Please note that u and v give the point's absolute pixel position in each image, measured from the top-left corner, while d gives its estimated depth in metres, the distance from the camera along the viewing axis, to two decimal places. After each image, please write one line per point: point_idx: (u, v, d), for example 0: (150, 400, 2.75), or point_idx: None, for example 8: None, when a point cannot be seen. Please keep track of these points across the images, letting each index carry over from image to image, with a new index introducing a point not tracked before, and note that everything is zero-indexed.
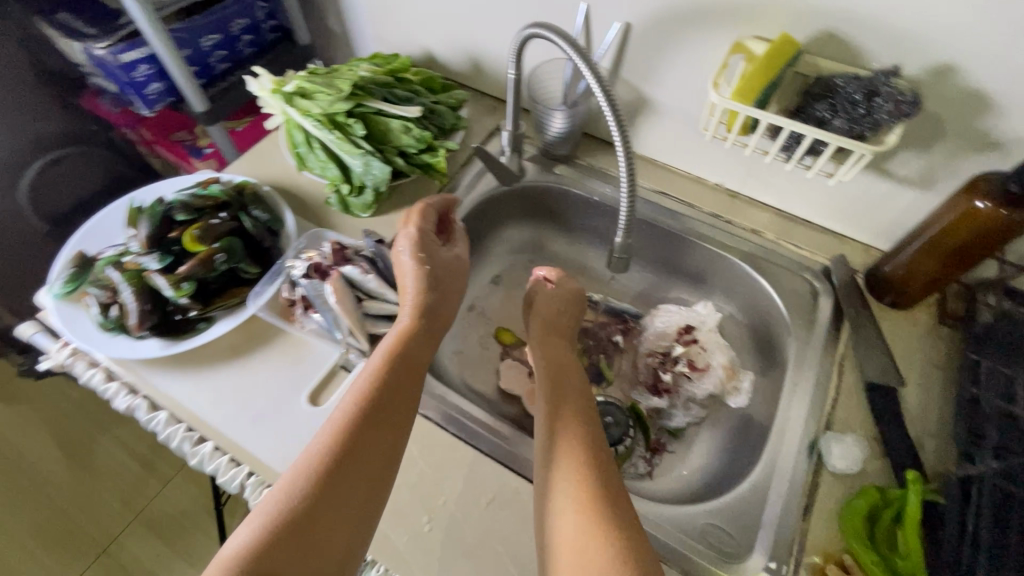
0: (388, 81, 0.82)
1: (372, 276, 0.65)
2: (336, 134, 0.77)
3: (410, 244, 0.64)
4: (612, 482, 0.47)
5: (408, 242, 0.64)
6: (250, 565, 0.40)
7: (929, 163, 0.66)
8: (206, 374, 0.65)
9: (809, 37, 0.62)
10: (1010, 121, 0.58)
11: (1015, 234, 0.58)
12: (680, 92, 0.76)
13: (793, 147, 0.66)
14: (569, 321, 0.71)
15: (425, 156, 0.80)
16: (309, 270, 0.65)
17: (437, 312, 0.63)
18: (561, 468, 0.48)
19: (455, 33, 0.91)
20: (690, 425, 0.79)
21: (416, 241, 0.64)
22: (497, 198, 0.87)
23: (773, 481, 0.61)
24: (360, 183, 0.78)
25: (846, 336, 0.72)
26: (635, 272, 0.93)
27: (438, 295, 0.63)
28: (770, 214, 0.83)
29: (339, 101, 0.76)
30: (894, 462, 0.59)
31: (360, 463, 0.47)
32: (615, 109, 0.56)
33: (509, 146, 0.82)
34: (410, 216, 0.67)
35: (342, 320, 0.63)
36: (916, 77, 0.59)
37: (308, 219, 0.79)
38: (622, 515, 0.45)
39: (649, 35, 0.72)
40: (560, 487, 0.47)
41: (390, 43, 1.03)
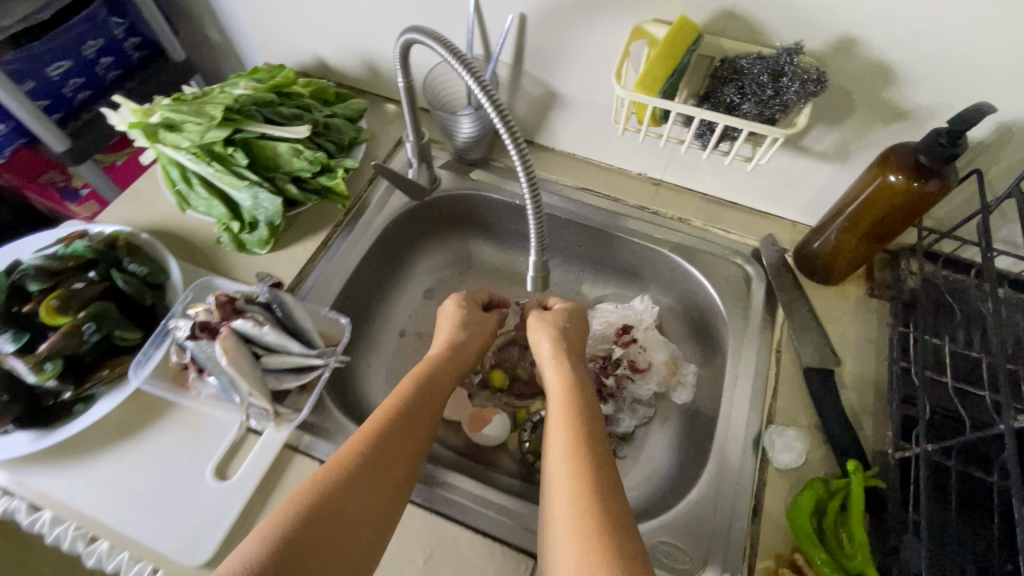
0: (270, 99, 0.73)
1: (268, 327, 0.58)
2: (215, 167, 0.68)
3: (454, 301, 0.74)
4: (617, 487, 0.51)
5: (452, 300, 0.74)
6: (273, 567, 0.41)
7: (842, 137, 0.64)
8: (93, 463, 0.56)
9: (709, 17, 0.59)
10: (914, 90, 0.56)
11: (930, 204, 0.57)
12: (589, 83, 0.72)
13: (706, 134, 0.62)
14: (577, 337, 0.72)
15: (322, 179, 0.72)
16: (195, 331, 0.58)
17: (465, 353, 0.69)
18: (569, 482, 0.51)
19: (345, 36, 0.83)
20: (639, 427, 0.77)
21: (460, 300, 0.74)
22: (412, 213, 0.81)
23: (721, 484, 0.60)
24: (252, 218, 0.70)
25: (781, 320, 0.70)
26: (569, 272, 0.89)
27: (468, 338, 0.70)
28: (695, 199, 0.81)
29: (213, 128, 0.67)
30: (836, 450, 0.58)
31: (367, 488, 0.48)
32: (503, 119, 0.50)
33: (416, 157, 0.74)
34: (471, 292, 0.77)
35: (238, 383, 0.55)
36: (819, 52, 0.57)
37: (199, 265, 0.71)
38: (623, 535, 0.46)
39: (547, 26, 0.67)
40: (565, 514, 0.48)
41: (278, 53, 0.93)
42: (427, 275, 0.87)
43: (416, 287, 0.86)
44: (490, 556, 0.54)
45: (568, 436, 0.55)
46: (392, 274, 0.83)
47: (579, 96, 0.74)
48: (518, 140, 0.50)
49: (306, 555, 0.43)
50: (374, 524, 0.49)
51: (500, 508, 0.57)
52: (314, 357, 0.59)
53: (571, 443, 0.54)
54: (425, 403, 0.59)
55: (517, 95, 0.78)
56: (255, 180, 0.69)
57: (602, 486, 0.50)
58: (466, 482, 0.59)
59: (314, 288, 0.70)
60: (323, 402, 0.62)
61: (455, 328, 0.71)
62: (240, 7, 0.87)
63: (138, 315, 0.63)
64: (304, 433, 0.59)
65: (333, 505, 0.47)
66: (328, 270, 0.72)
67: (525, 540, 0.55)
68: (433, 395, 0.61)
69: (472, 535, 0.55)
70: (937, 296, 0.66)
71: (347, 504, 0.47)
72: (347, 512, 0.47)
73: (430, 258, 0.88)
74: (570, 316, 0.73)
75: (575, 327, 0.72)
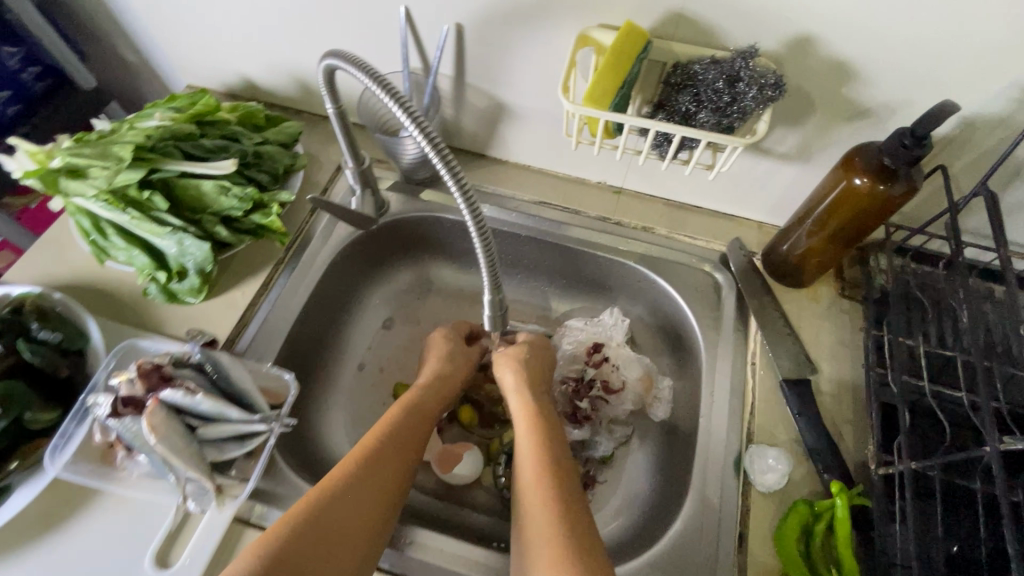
0: (189, 132, 0.66)
1: (201, 395, 0.52)
2: (132, 213, 0.61)
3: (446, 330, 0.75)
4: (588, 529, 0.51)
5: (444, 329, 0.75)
6: None
7: (803, 138, 0.61)
8: (14, 566, 0.50)
9: (657, 20, 0.54)
10: (874, 88, 0.54)
11: (897, 206, 0.55)
12: (538, 93, 0.67)
13: (664, 145, 0.59)
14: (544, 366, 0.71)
15: (255, 217, 0.66)
16: (117, 407, 0.51)
17: (450, 383, 0.69)
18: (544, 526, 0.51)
19: (271, 54, 0.76)
20: (618, 448, 0.74)
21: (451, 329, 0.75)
22: (361, 242, 0.75)
23: (705, 512, 0.57)
24: (180, 266, 0.63)
25: (754, 329, 0.68)
26: (535, 288, 0.85)
27: (453, 367, 0.70)
28: (659, 206, 0.77)
29: (124, 171, 0.60)
30: (818, 467, 0.56)
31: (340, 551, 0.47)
32: (442, 156, 0.45)
33: (358, 183, 0.69)
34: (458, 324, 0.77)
35: (173, 462, 0.50)
36: (775, 52, 0.53)
37: (125, 321, 0.64)
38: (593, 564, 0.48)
39: (487, 36, 0.62)
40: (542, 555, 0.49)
41: (201, 74, 0.86)
42: (384, 304, 0.82)
43: (373, 318, 0.81)
44: None
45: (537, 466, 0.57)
46: (346, 308, 0.77)
47: (529, 107, 0.69)
48: (459, 177, 0.45)
49: None
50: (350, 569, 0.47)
51: (475, 564, 0.54)
52: (256, 423, 0.54)
53: (539, 475, 0.56)
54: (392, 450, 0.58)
55: (463, 108, 0.73)
56: (180, 225, 0.63)
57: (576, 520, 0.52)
58: (436, 539, 0.55)
59: (257, 337, 0.65)
60: (275, 465, 0.57)
61: (443, 358, 0.71)
62: (151, 27, 0.79)
63: (53, 389, 0.56)
64: (255, 503, 0.54)
65: (309, 544, 0.46)
66: (271, 316, 0.66)
67: None
68: (411, 429, 0.61)
69: None
70: (909, 292, 0.65)
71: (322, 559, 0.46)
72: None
73: (386, 286, 0.82)
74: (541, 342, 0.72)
75: (541, 350, 0.72)
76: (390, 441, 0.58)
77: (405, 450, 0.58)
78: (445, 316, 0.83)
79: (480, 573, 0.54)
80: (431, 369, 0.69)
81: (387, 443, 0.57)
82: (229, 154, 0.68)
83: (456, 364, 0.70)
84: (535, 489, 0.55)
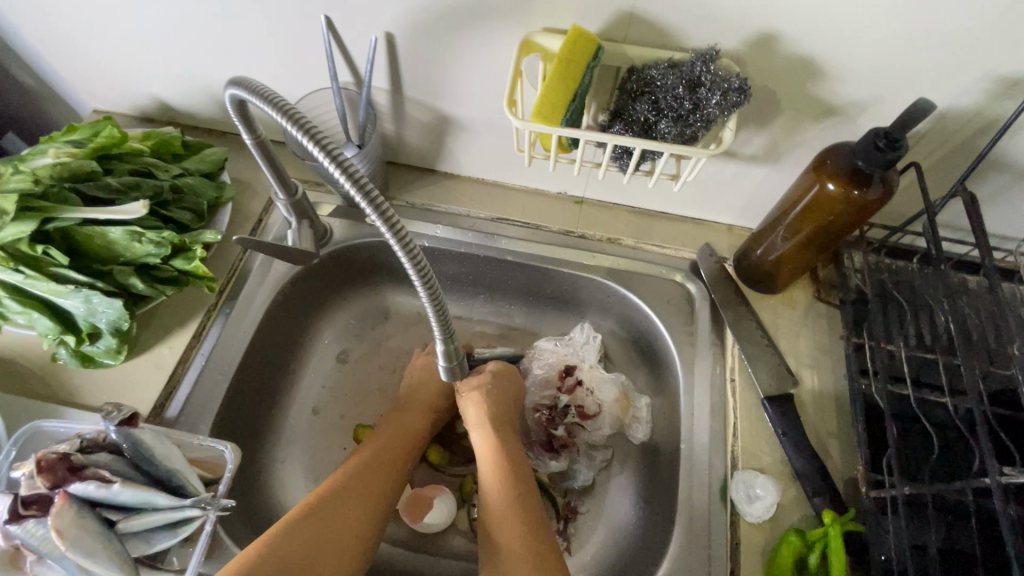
0: (90, 170, 0.58)
1: (119, 483, 0.45)
2: (25, 272, 0.53)
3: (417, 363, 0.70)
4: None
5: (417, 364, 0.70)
6: None
7: (771, 139, 0.57)
8: None
9: (607, 21, 0.49)
10: (843, 85, 0.50)
11: (872, 209, 0.52)
12: (485, 104, 0.61)
13: (624, 157, 0.54)
14: (516, 392, 0.67)
15: (177, 263, 0.58)
16: (18, 509, 0.44)
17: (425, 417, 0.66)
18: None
19: (182, 72, 0.68)
20: (599, 474, 0.70)
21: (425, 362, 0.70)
22: (304, 276, 0.68)
23: (694, 549, 0.53)
24: (91, 327, 0.55)
25: (731, 341, 0.64)
26: (499, 307, 0.79)
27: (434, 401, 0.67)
28: (623, 214, 0.73)
29: (10, 225, 0.52)
30: (808, 491, 0.53)
31: None
32: (369, 199, 0.39)
33: (293, 215, 0.62)
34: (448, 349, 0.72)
35: (90, 566, 0.43)
36: (736, 51, 0.49)
37: (32, 394, 0.56)
38: None
39: (420, 44, 0.56)
40: None
41: (107, 98, 0.76)
42: (338, 339, 0.75)
43: (327, 356, 0.74)
44: None
45: (507, 515, 0.55)
46: (293, 348, 0.71)
47: (476, 118, 0.63)
48: (392, 220, 0.39)
49: None
50: None
51: None
52: (188, 508, 0.47)
53: (508, 525, 0.54)
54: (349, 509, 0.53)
55: (405, 123, 0.67)
56: (85, 281, 0.55)
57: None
58: None
59: (191, 399, 0.58)
60: (218, 546, 0.51)
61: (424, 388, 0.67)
62: (39, 48, 0.69)
63: None
64: None
65: None
66: (205, 372, 0.60)
67: None
68: (369, 471, 0.57)
69: None
70: (886, 292, 0.62)
71: None
72: None
73: (339, 318, 0.76)
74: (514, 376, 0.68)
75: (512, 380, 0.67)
76: (347, 488, 0.54)
77: (366, 497, 0.55)
78: (406, 345, 0.77)
79: None
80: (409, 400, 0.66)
81: (346, 500, 0.53)
82: (140, 193, 0.60)
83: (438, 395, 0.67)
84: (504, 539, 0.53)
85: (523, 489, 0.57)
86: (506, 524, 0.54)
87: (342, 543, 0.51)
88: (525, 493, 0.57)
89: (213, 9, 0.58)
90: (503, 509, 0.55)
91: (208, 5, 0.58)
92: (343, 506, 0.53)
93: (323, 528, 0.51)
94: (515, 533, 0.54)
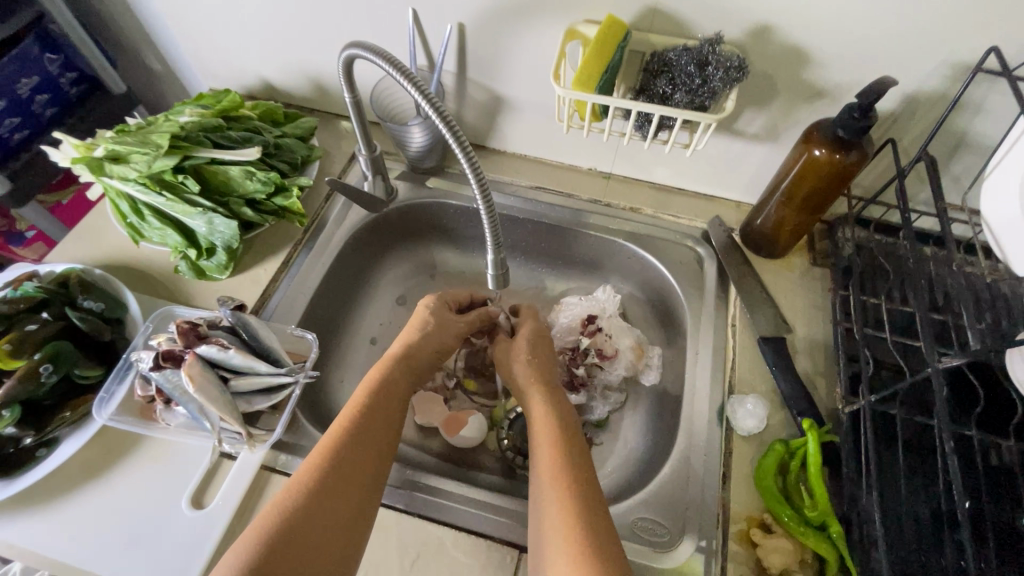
0: (217, 123, 0.73)
1: (234, 350, 0.58)
2: (166, 195, 0.68)
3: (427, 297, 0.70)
4: (593, 495, 0.51)
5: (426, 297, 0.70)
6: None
7: (770, 118, 0.68)
8: (61, 508, 0.55)
9: (635, 15, 0.62)
10: (828, 71, 0.61)
11: (853, 173, 0.62)
12: (532, 85, 0.74)
13: (645, 125, 0.65)
14: (546, 349, 0.69)
15: (277, 200, 0.73)
16: (158, 360, 0.57)
17: (422, 356, 0.64)
18: (548, 496, 0.50)
19: (289, 58, 0.84)
20: (613, 412, 0.79)
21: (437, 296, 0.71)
22: (373, 226, 0.81)
23: (692, 455, 0.62)
24: (209, 244, 0.69)
25: (734, 296, 0.74)
26: (531, 269, 0.91)
27: (425, 340, 0.65)
28: (645, 189, 0.84)
29: (160, 158, 0.66)
30: (793, 412, 0.61)
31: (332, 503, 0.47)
32: (451, 130, 0.51)
33: (370, 170, 0.75)
34: (449, 293, 0.73)
35: (209, 410, 0.55)
36: (738, 40, 0.61)
37: (157, 295, 0.70)
38: (598, 519, 0.48)
39: (485, 32, 0.70)
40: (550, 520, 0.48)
41: (221, 79, 0.93)
42: (393, 287, 0.88)
43: (384, 299, 0.87)
44: (476, 551, 0.55)
45: (551, 460, 0.54)
46: (358, 287, 0.83)
47: (524, 98, 0.77)
48: (466, 147, 0.51)
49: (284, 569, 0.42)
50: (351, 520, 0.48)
51: (482, 504, 0.59)
52: (283, 376, 0.60)
53: (549, 453, 0.55)
54: (382, 416, 0.56)
55: (464, 102, 0.81)
56: (209, 206, 0.69)
57: (582, 488, 0.51)
58: (450, 485, 0.60)
59: (279, 308, 0.70)
60: (297, 419, 0.62)
61: (415, 330, 0.66)
62: (177, 33, 0.86)
63: (95, 350, 0.62)
64: (280, 452, 0.59)
65: (310, 504, 0.46)
66: (291, 289, 0.72)
67: (512, 533, 0.57)
68: (392, 408, 0.57)
69: (458, 534, 0.56)
70: (872, 259, 0.71)
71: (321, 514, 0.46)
72: (316, 528, 0.45)
73: (396, 270, 0.89)
74: (535, 339, 0.70)
75: (540, 348, 0.69)
76: (372, 423, 0.54)
77: (395, 410, 0.58)
78: None
79: (490, 512, 0.58)
80: (401, 339, 0.65)
81: (374, 405, 0.56)
82: (252, 144, 0.74)
83: (427, 334, 0.66)
84: (548, 481, 0.52)
85: (565, 437, 0.57)
86: (548, 458, 0.54)
87: (377, 444, 0.54)
88: (566, 443, 0.56)
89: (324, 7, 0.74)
90: (548, 457, 0.54)
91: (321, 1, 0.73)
92: (371, 440, 0.53)
93: (356, 458, 0.51)
94: (557, 473, 0.52)
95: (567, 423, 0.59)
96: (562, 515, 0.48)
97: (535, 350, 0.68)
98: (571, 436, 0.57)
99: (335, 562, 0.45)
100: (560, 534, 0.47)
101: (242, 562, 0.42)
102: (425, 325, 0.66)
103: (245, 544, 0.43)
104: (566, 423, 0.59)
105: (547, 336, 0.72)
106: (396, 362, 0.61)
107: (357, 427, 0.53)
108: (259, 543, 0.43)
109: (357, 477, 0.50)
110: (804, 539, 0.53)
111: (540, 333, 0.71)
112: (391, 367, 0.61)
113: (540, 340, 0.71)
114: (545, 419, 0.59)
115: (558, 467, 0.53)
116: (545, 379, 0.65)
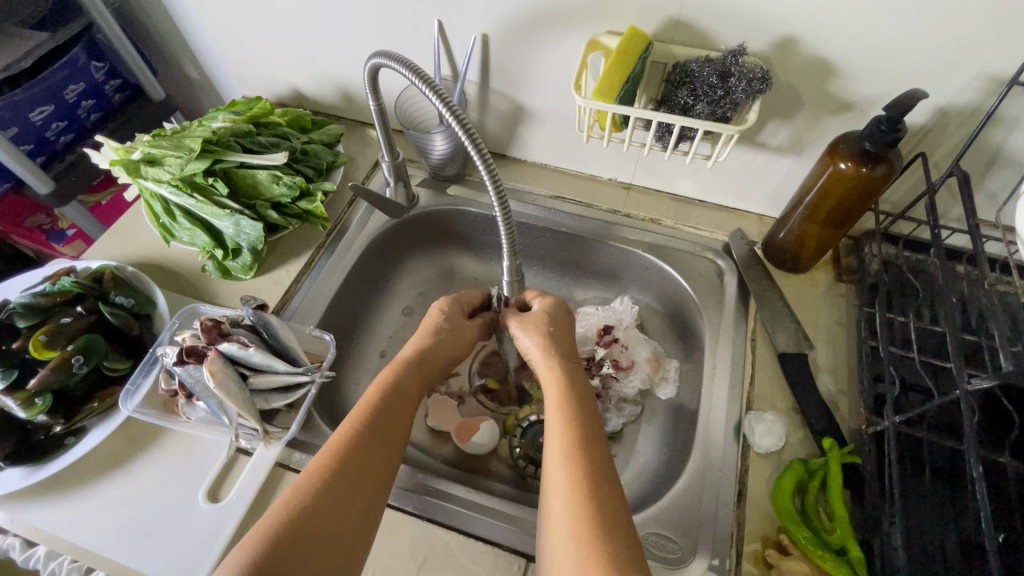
0: (247, 129, 0.75)
1: (254, 348, 0.59)
2: (196, 198, 0.70)
3: (443, 300, 0.69)
4: (600, 468, 0.49)
5: (442, 300, 0.69)
6: (260, 565, 0.41)
7: (795, 131, 0.67)
8: (84, 496, 0.58)
9: (659, 26, 0.62)
10: (854, 84, 0.60)
11: (879, 187, 0.60)
12: (555, 95, 0.75)
13: (665, 136, 0.65)
14: (568, 337, 0.64)
15: (302, 203, 0.74)
16: (181, 356, 0.59)
17: (433, 361, 0.63)
18: (557, 458, 0.50)
19: (318, 67, 0.86)
20: (627, 424, 0.77)
21: (448, 300, 0.69)
22: (393, 232, 0.83)
23: (706, 472, 0.60)
24: (235, 245, 0.72)
25: (754, 310, 0.72)
26: (546, 277, 0.91)
27: (437, 345, 0.64)
28: (665, 201, 0.83)
29: (193, 161, 0.69)
30: (813, 432, 0.60)
31: (342, 498, 0.47)
32: (470, 136, 0.51)
33: (392, 176, 0.76)
34: (464, 296, 0.71)
35: (228, 405, 0.56)
36: (764, 51, 0.61)
37: (185, 294, 0.73)
38: (615, 498, 0.47)
39: (508, 39, 0.70)
40: (560, 483, 0.48)
41: (252, 86, 0.96)
42: (409, 293, 0.89)
43: (398, 304, 0.87)
44: (483, 556, 0.55)
45: (562, 428, 0.52)
46: (376, 292, 0.84)
47: (545, 108, 0.78)
48: (485, 156, 0.52)
49: (296, 561, 0.42)
50: (361, 515, 0.48)
51: (489, 510, 0.58)
52: (300, 374, 0.61)
53: (563, 419, 0.53)
54: (395, 412, 0.55)
55: (487, 111, 0.82)
56: (237, 209, 0.71)
57: (596, 459, 0.49)
58: (462, 490, 0.60)
59: (299, 309, 0.72)
60: (312, 419, 0.64)
61: (427, 334, 0.65)
62: (214, 43, 0.90)
63: (124, 344, 0.64)
64: (294, 450, 0.60)
65: (323, 497, 0.46)
66: (312, 290, 0.74)
67: (520, 541, 0.56)
68: (402, 408, 0.56)
69: (466, 539, 0.56)
70: (901, 276, 0.68)
71: (332, 507, 0.46)
72: (326, 521, 0.45)
73: (413, 276, 0.90)
74: (556, 310, 0.66)
75: (561, 325, 0.65)
76: (383, 423, 0.54)
77: (405, 405, 0.57)
78: None
79: (501, 519, 0.58)
80: (412, 344, 0.64)
81: (388, 402, 0.56)
82: (280, 150, 0.76)
83: (439, 340, 0.65)
84: (556, 480, 0.48)
85: (575, 403, 0.55)
86: (567, 426, 0.52)
87: (391, 439, 0.53)
88: (583, 416, 0.54)
89: (353, 17, 0.76)
90: (562, 432, 0.52)
91: (350, 14, 0.75)
92: (380, 441, 0.52)
93: (369, 459, 0.50)
94: (571, 448, 0.50)
95: (579, 389, 0.57)
96: (570, 521, 0.45)
97: (553, 323, 0.64)
98: (590, 420, 0.54)
99: (343, 559, 0.45)
100: (564, 511, 0.45)
101: (246, 555, 0.42)
102: (438, 330, 0.65)
103: (253, 537, 0.43)
104: (579, 393, 0.56)
105: (567, 306, 0.68)
106: (406, 368, 0.60)
107: (369, 424, 0.53)
108: (264, 537, 0.43)
109: (366, 476, 0.50)
110: (823, 563, 0.51)
111: (558, 305, 0.67)
112: (404, 367, 0.60)
113: (557, 321, 0.65)
114: (558, 389, 0.57)
115: (568, 458, 0.49)
116: (568, 358, 0.61)
